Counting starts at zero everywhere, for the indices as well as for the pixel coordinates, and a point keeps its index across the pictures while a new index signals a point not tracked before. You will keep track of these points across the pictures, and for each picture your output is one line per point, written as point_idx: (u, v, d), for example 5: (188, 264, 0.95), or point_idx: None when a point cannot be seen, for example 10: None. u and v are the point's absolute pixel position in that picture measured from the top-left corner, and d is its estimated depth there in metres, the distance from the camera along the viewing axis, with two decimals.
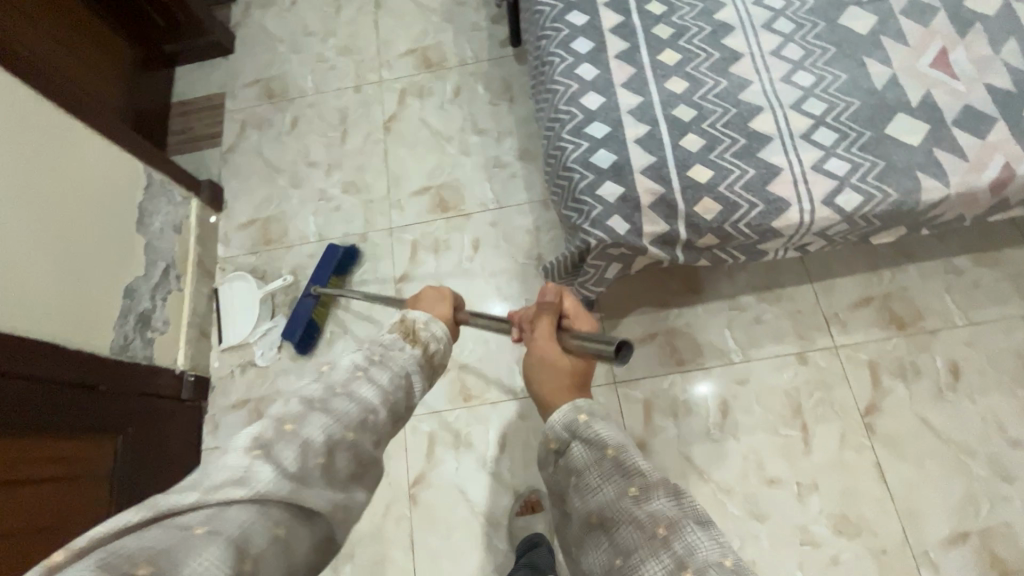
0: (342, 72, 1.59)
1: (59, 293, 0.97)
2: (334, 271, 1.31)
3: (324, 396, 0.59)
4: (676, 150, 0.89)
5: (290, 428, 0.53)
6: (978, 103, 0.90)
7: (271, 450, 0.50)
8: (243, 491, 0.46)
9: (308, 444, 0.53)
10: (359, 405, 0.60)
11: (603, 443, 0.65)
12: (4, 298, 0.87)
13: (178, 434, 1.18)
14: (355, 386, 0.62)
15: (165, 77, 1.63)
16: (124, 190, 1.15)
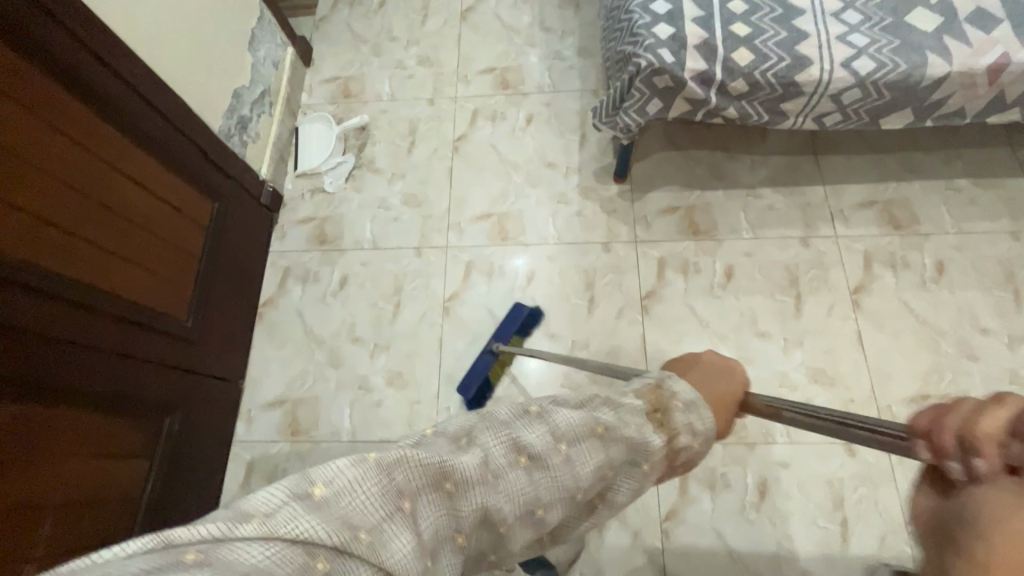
0: None
1: (184, 60, 1.15)
2: (516, 330, 1.26)
3: (500, 470, 0.40)
4: (723, 10, 1.04)
5: (527, 454, 0.41)
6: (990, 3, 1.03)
7: (460, 496, 0.39)
8: (374, 559, 0.33)
9: (506, 494, 0.40)
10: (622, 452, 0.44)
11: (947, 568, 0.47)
12: (164, 59, 1.10)
13: (256, 228, 1.36)
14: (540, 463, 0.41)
15: None
16: (247, 13, 1.36)
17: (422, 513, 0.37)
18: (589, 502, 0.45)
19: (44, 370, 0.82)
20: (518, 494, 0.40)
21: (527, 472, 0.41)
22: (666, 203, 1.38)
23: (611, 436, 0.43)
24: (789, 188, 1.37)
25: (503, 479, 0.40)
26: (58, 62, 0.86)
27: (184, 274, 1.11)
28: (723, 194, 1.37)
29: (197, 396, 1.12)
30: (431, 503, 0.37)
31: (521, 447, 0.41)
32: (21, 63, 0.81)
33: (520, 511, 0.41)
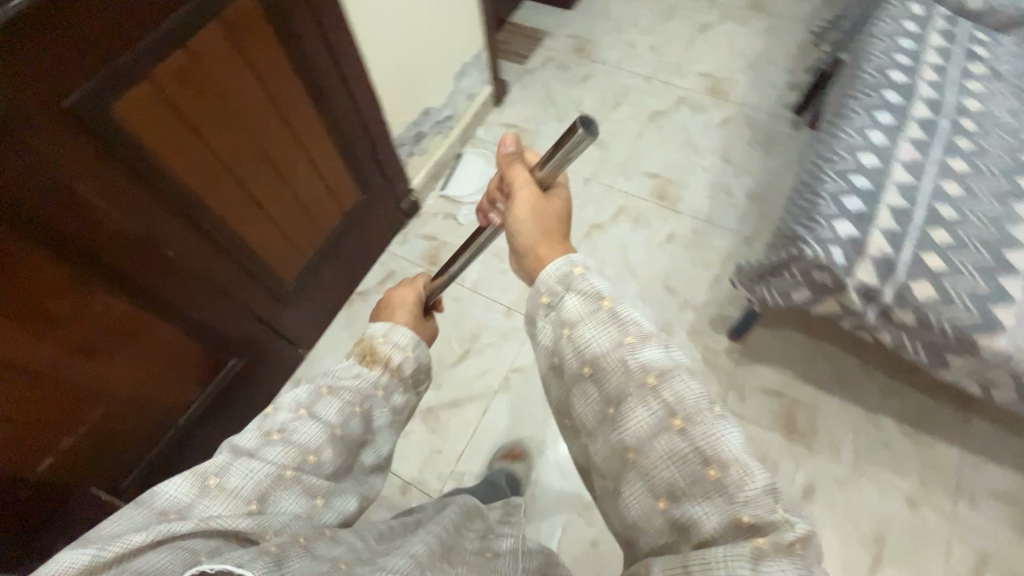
0: (643, 62, 1.83)
1: (398, 68, 1.26)
2: None
3: (257, 444, 0.56)
4: (921, 233, 0.94)
5: (284, 435, 0.57)
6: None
7: (227, 485, 0.53)
8: (156, 532, 0.47)
9: (272, 467, 0.55)
10: (343, 413, 0.61)
11: (597, 294, 0.49)
12: (386, 72, 1.23)
13: (384, 225, 1.44)
14: (296, 426, 0.58)
15: (515, 2, 2.00)
16: (467, 49, 1.49)
17: (227, 483, 0.53)
18: (359, 438, 0.62)
19: (186, 303, 0.94)
20: (244, 483, 0.53)
21: (277, 444, 0.56)
22: (771, 382, 1.26)
23: (376, 409, 0.65)
24: (918, 432, 1.18)
25: (237, 472, 0.53)
26: (305, 57, 0.96)
27: (308, 245, 1.19)
28: (838, 404, 1.22)
29: (269, 352, 1.21)
30: (213, 495, 0.52)
31: (274, 431, 0.58)
32: (279, 53, 0.92)
33: (311, 469, 0.57)
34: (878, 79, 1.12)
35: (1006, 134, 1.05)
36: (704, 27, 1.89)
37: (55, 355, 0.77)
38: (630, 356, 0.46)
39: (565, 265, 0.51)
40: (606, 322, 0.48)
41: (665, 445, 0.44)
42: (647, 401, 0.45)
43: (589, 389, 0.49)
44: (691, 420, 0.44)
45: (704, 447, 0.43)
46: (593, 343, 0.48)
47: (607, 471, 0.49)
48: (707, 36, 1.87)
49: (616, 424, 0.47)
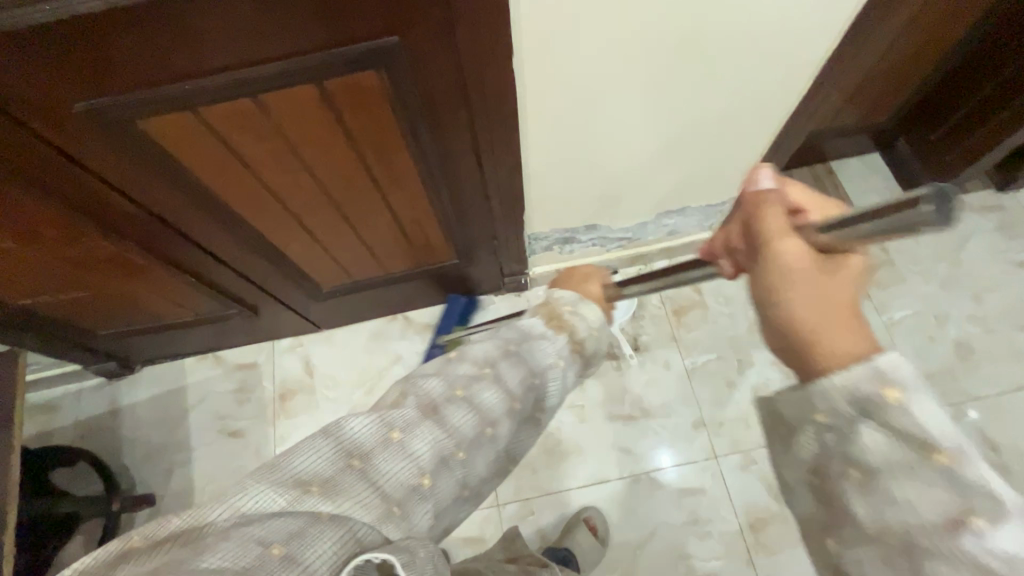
0: (925, 352, 1.22)
1: (580, 184, 0.96)
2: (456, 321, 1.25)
3: (411, 420, 0.47)
4: None
5: (371, 456, 0.45)
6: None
7: (336, 489, 0.42)
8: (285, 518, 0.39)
9: (357, 482, 0.43)
10: (475, 426, 0.49)
11: (883, 418, 0.33)
12: (556, 183, 0.94)
13: (469, 286, 1.25)
14: (445, 410, 0.49)
15: (860, 147, 1.42)
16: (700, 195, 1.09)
17: (380, 467, 0.44)
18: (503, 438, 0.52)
19: (193, 266, 0.92)
20: (395, 466, 0.45)
21: (373, 459, 0.45)
22: None
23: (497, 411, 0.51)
24: None
25: (342, 475, 0.43)
26: (433, 146, 0.75)
27: (362, 271, 1.08)
28: None
29: (276, 315, 1.18)
30: (359, 476, 0.44)
31: (356, 450, 0.44)
32: (395, 135, 0.72)
33: (420, 485, 0.46)
34: None
35: None
36: None
37: (50, 257, 0.81)
38: (882, 483, 0.33)
39: (869, 373, 0.34)
40: (899, 463, 0.32)
41: (943, 546, 0.31)
42: (905, 475, 0.32)
43: (876, 471, 0.33)
44: (963, 494, 0.31)
45: (962, 514, 0.31)
46: (876, 473, 0.33)
47: (846, 555, 0.35)
48: None
49: (851, 504, 0.34)
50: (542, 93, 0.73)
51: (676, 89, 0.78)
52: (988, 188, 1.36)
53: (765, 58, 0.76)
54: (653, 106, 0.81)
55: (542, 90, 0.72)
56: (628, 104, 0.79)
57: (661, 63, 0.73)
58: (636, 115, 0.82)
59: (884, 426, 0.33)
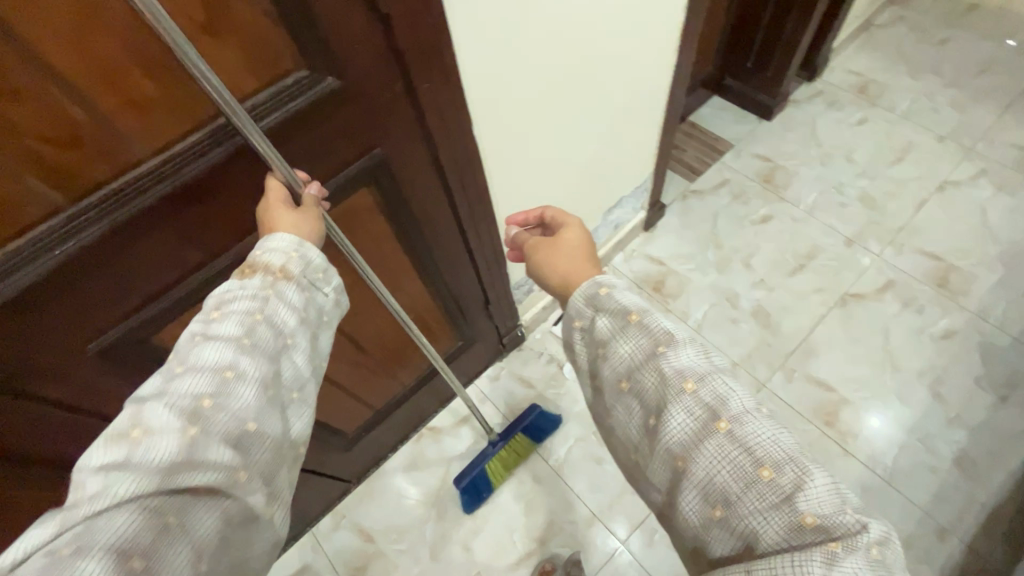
0: (847, 216, 1.44)
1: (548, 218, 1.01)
2: (520, 431, 1.15)
3: (159, 392, 0.42)
4: None
5: (188, 366, 0.44)
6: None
7: (133, 460, 0.39)
8: (101, 504, 0.37)
9: (187, 407, 0.42)
10: (242, 322, 0.46)
11: (626, 306, 0.49)
12: None
13: (476, 358, 1.24)
14: (199, 354, 0.44)
15: (702, 99, 1.68)
16: (632, 179, 1.21)
17: (155, 437, 0.40)
18: (274, 338, 0.48)
19: None
20: (173, 417, 0.41)
21: (185, 374, 0.44)
22: None
23: (281, 304, 0.49)
24: None
25: (186, 379, 0.43)
26: (422, 238, 0.78)
27: (377, 390, 1.04)
28: None
29: (313, 493, 1.08)
30: (149, 440, 0.40)
31: (172, 362, 0.44)
32: (387, 228, 0.74)
33: (238, 383, 0.44)
34: None
35: None
36: (946, 183, 1.46)
37: None
38: (622, 355, 0.49)
39: (592, 284, 0.52)
40: (628, 329, 0.48)
41: (733, 473, 0.42)
42: (674, 396, 0.45)
43: (632, 404, 0.49)
44: (751, 430, 0.42)
45: (753, 450, 0.42)
46: (625, 359, 0.48)
47: (627, 423, 0.50)
48: (948, 199, 1.43)
49: (616, 383, 0.49)
50: (511, 151, 0.78)
51: (602, 105, 0.88)
52: (804, 83, 1.69)
53: (659, 47, 0.89)
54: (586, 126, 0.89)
55: (511, 148, 0.77)
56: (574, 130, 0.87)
57: (591, 87, 0.82)
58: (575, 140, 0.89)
59: (605, 314, 0.50)
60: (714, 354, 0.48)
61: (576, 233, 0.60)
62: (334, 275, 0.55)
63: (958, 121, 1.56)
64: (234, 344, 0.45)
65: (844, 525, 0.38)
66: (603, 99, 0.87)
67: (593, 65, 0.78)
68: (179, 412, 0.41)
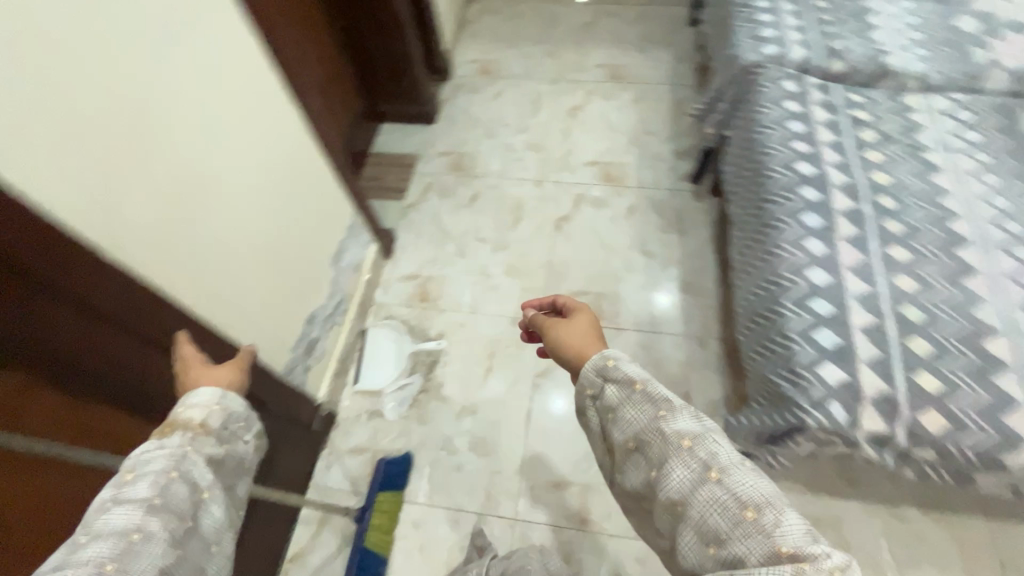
0: (526, 165, 1.73)
1: (253, 275, 1.01)
2: (378, 488, 1.15)
3: (91, 530, 0.56)
4: (903, 350, 0.86)
5: (116, 506, 0.58)
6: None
7: None
8: None
9: (115, 544, 0.55)
10: (157, 477, 0.60)
11: (632, 377, 0.65)
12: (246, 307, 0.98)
13: (298, 460, 1.18)
14: (122, 499, 0.58)
15: (373, 131, 1.83)
16: (337, 221, 1.29)
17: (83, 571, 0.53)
18: (187, 489, 0.62)
19: None
20: (100, 554, 0.54)
21: (107, 530, 0.56)
22: None
23: (194, 464, 0.64)
24: (942, 513, 1.11)
25: (116, 516, 0.57)
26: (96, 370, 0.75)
27: None
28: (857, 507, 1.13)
29: None
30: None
31: (91, 523, 0.57)
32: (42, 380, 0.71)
33: (152, 529, 0.57)
34: (786, 176, 1.07)
35: (925, 202, 1.04)
36: (574, 109, 1.85)
37: None
38: (625, 414, 0.64)
39: (603, 356, 0.68)
40: (639, 400, 0.64)
41: (726, 518, 0.56)
42: (672, 449, 0.60)
43: (639, 460, 0.63)
44: (748, 493, 0.56)
45: (741, 493, 0.56)
46: (633, 423, 0.63)
47: (634, 479, 0.64)
48: (581, 119, 1.82)
49: (622, 439, 0.64)
50: (170, 208, 0.78)
51: (241, 168, 0.93)
52: (444, 83, 1.96)
53: (283, 109, 1.03)
54: (238, 192, 0.93)
55: (163, 203, 0.77)
56: (234, 180, 0.91)
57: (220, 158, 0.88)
58: (235, 209, 0.93)
59: (614, 384, 0.66)
60: (708, 421, 0.63)
61: (586, 318, 0.77)
62: (254, 423, 0.74)
63: (558, 64, 1.98)
64: (147, 493, 0.59)
65: (814, 552, 0.51)
66: (250, 146, 0.95)
67: (203, 139, 0.83)
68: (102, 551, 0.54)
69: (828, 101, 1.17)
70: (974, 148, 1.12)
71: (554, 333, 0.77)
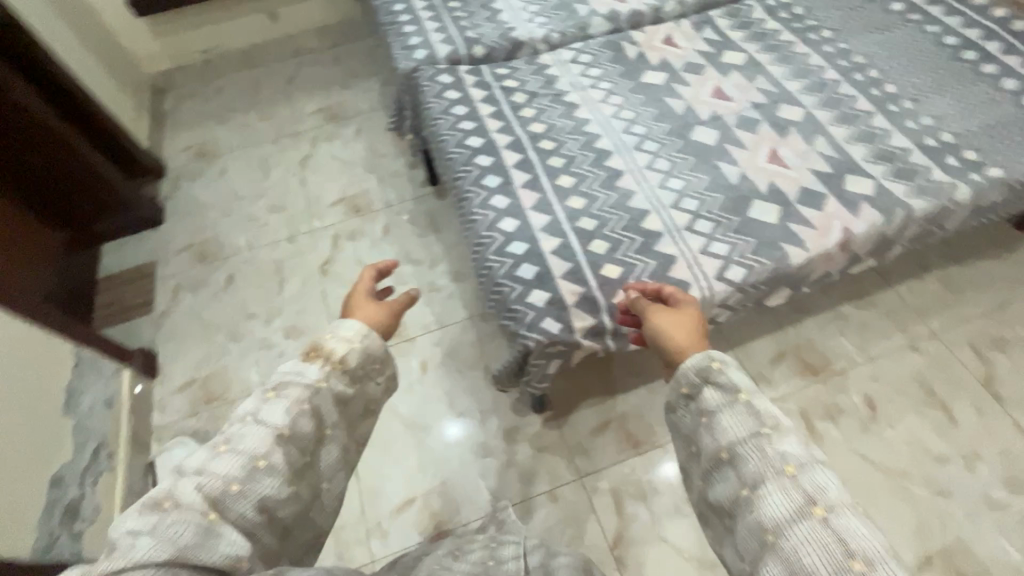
0: (273, 227, 1.70)
1: None
2: None
3: (205, 460, 0.61)
4: (587, 254, 1.03)
5: (230, 445, 0.63)
6: (747, 112, 1.27)
7: (161, 528, 0.55)
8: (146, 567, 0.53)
9: (219, 480, 0.60)
10: (286, 420, 0.65)
11: (735, 386, 0.68)
12: None
13: None
14: (247, 437, 0.63)
15: (92, 256, 1.66)
16: (55, 373, 1.21)
17: (183, 508, 0.57)
18: (309, 432, 0.67)
19: None
20: (213, 478, 0.60)
21: (223, 457, 0.62)
22: (594, 421, 1.29)
23: (327, 399, 0.70)
24: None
25: (218, 455, 0.62)
26: None
27: None
28: (646, 391, 1.31)
29: None
30: (175, 515, 0.56)
31: (218, 442, 0.63)
32: None
33: (261, 471, 0.62)
34: (463, 153, 1.21)
35: (574, 135, 1.24)
36: (304, 159, 1.86)
37: None
38: (719, 421, 0.67)
39: (705, 357, 0.71)
40: (743, 411, 0.66)
41: (812, 534, 0.56)
42: (766, 458, 0.62)
43: (727, 470, 0.65)
44: (824, 496, 0.59)
45: (817, 496, 0.59)
46: (731, 432, 0.66)
47: (714, 491, 0.66)
48: (314, 166, 1.84)
49: (705, 441, 0.68)
50: None
51: None
52: (161, 180, 1.85)
53: None
54: None
55: None
56: None
57: None
58: None
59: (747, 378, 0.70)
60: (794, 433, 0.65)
61: (693, 311, 0.81)
62: (387, 365, 0.77)
63: (274, 123, 1.98)
64: (274, 434, 0.64)
65: None
66: None
67: None
68: (205, 494, 0.59)
69: (480, 81, 1.35)
70: (599, 81, 1.36)
71: (654, 321, 0.81)
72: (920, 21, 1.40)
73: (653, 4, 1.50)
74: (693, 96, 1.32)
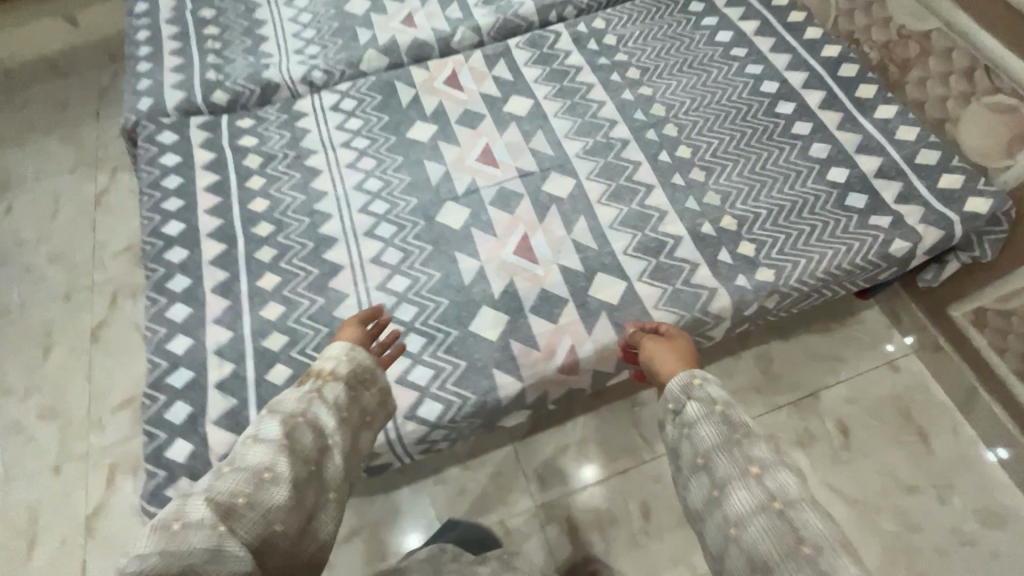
0: (51, 280, 1.52)
1: None
2: None
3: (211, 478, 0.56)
4: (258, 387, 0.88)
5: (231, 464, 0.58)
6: (511, 184, 1.08)
7: (167, 538, 0.50)
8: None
9: (222, 492, 0.55)
10: (279, 437, 0.60)
11: (713, 399, 0.70)
12: None
13: None
14: (244, 453, 0.59)
15: None
16: None
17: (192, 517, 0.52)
18: (312, 450, 0.62)
19: None
20: (219, 489, 0.55)
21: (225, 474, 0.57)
22: (346, 525, 1.16)
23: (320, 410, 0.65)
24: (478, 458, 1.21)
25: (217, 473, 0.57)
26: None
27: None
28: (408, 492, 1.19)
29: None
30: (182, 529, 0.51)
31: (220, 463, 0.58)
32: None
33: (271, 479, 0.57)
34: (154, 245, 1.01)
35: (299, 215, 1.05)
36: (100, 194, 1.66)
37: None
38: (692, 427, 0.69)
39: (687, 377, 0.74)
40: (717, 421, 0.68)
41: (749, 493, 0.61)
42: (727, 456, 0.65)
43: (694, 464, 0.68)
44: (761, 462, 0.64)
45: (773, 495, 0.61)
46: (702, 432, 0.68)
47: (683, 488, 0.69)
48: (109, 205, 1.64)
49: (683, 444, 0.70)
50: None
51: None
52: None
53: None
54: None
55: None
56: None
57: None
58: None
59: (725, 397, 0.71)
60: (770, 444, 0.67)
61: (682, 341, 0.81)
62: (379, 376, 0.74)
63: (76, 147, 1.76)
64: (272, 452, 0.59)
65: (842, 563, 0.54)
66: None
67: None
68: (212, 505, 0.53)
69: (212, 139, 1.14)
70: (355, 137, 1.16)
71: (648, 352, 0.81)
72: (744, 58, 1.18)
73: (443, 31, 1.27)
74: (456, 159, 1.12)
